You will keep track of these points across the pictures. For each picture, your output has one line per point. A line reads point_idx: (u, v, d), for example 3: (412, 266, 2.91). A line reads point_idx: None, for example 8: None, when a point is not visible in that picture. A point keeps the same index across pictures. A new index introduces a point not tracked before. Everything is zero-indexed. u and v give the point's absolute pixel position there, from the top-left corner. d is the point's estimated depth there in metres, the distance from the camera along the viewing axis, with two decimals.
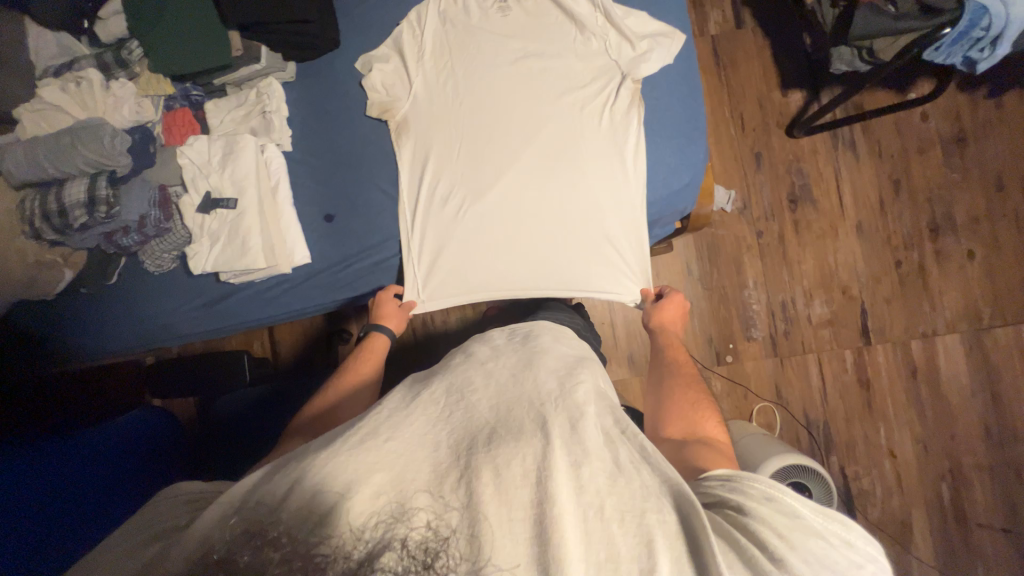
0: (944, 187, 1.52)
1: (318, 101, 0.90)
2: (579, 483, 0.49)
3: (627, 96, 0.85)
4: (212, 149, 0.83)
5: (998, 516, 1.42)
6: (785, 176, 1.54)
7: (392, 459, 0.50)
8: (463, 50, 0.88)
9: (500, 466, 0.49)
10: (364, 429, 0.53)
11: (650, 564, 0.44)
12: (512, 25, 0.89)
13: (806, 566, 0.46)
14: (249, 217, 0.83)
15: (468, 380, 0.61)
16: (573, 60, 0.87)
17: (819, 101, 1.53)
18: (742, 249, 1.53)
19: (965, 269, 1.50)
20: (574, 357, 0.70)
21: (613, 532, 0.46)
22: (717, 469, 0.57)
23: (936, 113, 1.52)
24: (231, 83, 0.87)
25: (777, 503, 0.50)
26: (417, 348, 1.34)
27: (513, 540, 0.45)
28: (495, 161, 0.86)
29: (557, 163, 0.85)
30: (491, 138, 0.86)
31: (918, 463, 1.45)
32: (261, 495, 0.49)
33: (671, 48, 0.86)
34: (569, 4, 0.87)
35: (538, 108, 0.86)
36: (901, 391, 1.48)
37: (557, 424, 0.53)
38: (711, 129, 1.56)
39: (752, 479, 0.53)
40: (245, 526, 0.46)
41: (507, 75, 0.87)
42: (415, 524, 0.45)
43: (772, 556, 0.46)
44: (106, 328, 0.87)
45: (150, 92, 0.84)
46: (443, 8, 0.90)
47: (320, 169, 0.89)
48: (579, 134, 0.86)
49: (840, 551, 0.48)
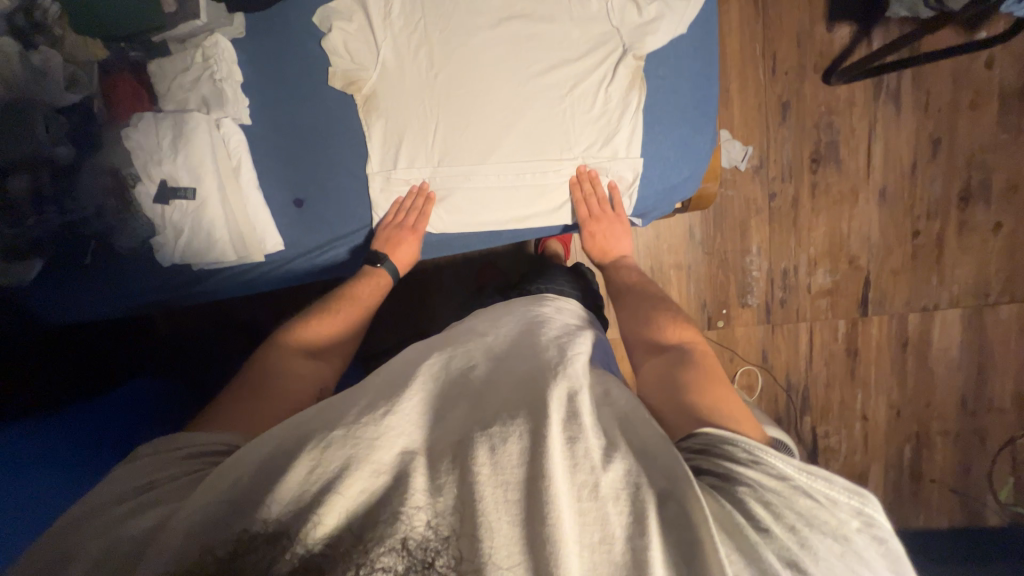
0: (989, 150, 1.37)
1: (275, 68, 0.80)
2: (574, 460, 0.45)
3: (626, 75, 0.81)
4: (160, 130, 0.76)
5: (952, 476, 1.50)
6: (812, 131, 1.38)
7: (391, 436, 0.47)
8: (438, 8, 0.80)
9: (495, 446, 0.46)
10: (362, 405, 0.50)
11: (644, 543, 0.41)
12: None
13: (791, 535, 0.43)
14: (212, 208, 0.79)
15: (467, 357, 0.60)
16: (569, 26, 0.81)
17: (868, 40, 1.33)
18: (751, 212, 1.42)
19: (987, 242, 1.41)
20: (575, 327, 0.70)
21: (607, 511, 0.43)
22: (702, 427, 0.53)
23: (1004, 59, 1.33)
24: (173, 40, 0.77)
25: (761, 464, 0.47)
26: (400, 311, 1.32)
27: (511, 523, 0.42)
28: (472, 137, 0.82)
29: (548, 142, 0.83)
30: (470, 112, 0.81)
31: (887, 426, 1.50)
32: (244, 477, 0.46)
33: (684, 14, 0.81)
34: None
35: (528, 81, 0.81)
36: (887, 360, 1.48)
37: (556, 397, 0.50)
38: (737, 70, 1.35)
39: (736, 440, 0.50)
40: (230, 500, 0.45)
41: (489, 39, 0.80)
42: (415, 518, 0.43)
43: (757, 526, 0.43)
44: (80, 307, 0.85)
45: (79, 60, 0.73)
46: None
47: (283, 148, 0.83)
48: (572, 113, 0.83)
49: (829, 509, 0.44)
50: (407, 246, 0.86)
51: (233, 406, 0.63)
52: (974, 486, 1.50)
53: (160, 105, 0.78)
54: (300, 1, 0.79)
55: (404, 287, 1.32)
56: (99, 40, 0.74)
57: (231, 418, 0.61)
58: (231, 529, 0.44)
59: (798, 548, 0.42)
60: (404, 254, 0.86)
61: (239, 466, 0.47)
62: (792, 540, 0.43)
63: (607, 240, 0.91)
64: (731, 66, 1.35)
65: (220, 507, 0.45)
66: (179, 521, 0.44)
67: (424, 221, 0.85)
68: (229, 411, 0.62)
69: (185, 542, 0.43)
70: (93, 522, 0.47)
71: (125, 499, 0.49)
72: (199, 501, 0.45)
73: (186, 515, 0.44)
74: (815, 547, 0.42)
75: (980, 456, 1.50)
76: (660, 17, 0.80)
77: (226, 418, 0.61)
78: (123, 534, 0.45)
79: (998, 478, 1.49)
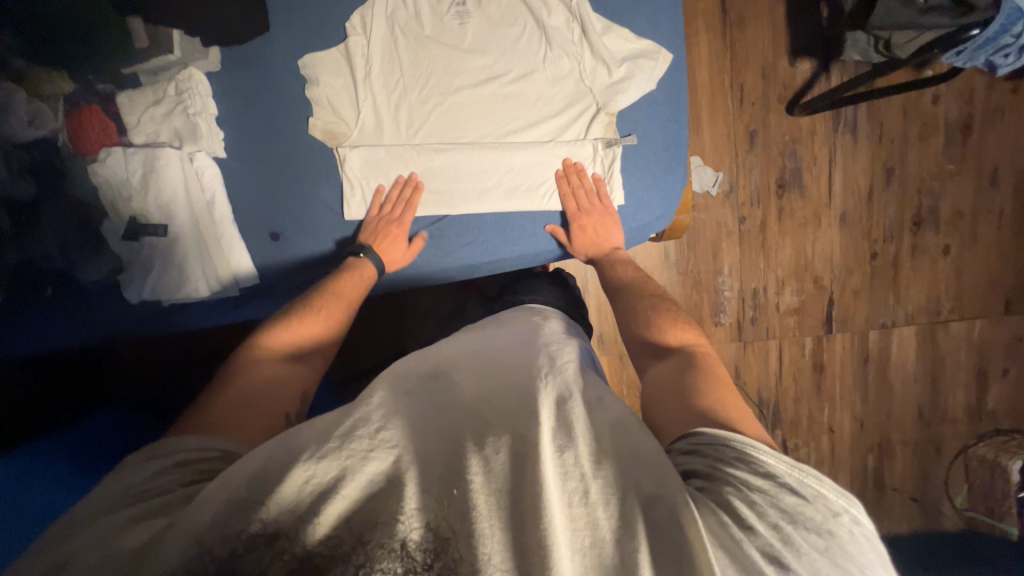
0: (937, 178, 1.47)
1: (259, 105, 0.84)
2: (563, 469, 0.45)
3: (600, 132, 0.90)
4: (130, 165, 0.77)
5: (911, 485, 1.58)
6: (778, 158, 1.45)
7: (384, 447, 0.46)
8: (415, 65, 0.87)
9: (488, 455, 0.46)
10: (355, 416, 0.49)
11: (633, 546, 0.41)
12: (473, 37, 0.88)
13: (774, 532, 0.42)
14: (185, 243, 0.81)
15: (461, 364, 0.62)
16: (544, 84, 0.89)
17: (827, 74, 1.41)
18: (722, 235, 1.48)
19: (937, 263, 1.51)
20: (564, 336, 0.74)
21: (598, 516, 0.43)
22: (701, 426, 0.53)
23: (949, 94, 1.43)
24: (144, 72, 0.78)
25: (748, 462, 0.47)
26: (379, 335, 1.30)
27: (503, 528, 0.42)
28: (450, 175, 0.89)
29: (522, 181, 0.90)
30: (452, 161, 0.89)
31: (852, 438, 1.57)
32: (236, 489, 0.45)
33: (654, 71, 0.88)
34: (542, 16, 0.87)
35: (503, 129, 0.89)
36: (851, 374, 1.55)
37: (546, 404, 0.51)
38: (707, 100, 1.41)
39: (726, 436, 0.50)
40: (225, 505, 0.44)
41: (464, 89, 0.88)
42: (410, 522, 0.43)
43: (741, 522, 0.43)
44: (47, 338, 0.82)
45: (42, 93, 0.72)
46: (391, 11, 0.86)
47: (258, 183, 0.86)
48: (550, 161, 0.90)
49: (815, 503, 0.44)
50: (393, 239, 0.86)
51: (224, 408, 0.60)
52: (931, 493, 1.58)
53: (129, 137, 0.78)
54: (277, 35, 0.84)
55: (385, 309, 1.30)
56: (64, 72, 0.74)
57: (233, 416, 0.59)
58: (229, 529, 0.43)
59: (780, 545, 0.41)
60: (391, 248, 0.86)
61: (228, 483, 0.45)
62: (776, 538, 0.42)
63: (598, 232, 0.90)
64: (701, 96, 1.41)
65: (224, 513, 0.43)
66: (175, 542, 0.42)
67: (410, 214, 0.87)
68: (223, 414, 0.59)
69: (182, 550, 0.42)
70: (88, 532, 0.44)
71: (123, 507, 0.46)
72: (199, 512, 0.44)
73: (186, 526, 0.43)
74: (799, 546, 0.41)
75: (936, 464, 1.58)
76: (631, 76, 0.88)
77: (221, 420, 0.58)
78: (118, 547, 0.42)
79: (952, 485, 1.58)
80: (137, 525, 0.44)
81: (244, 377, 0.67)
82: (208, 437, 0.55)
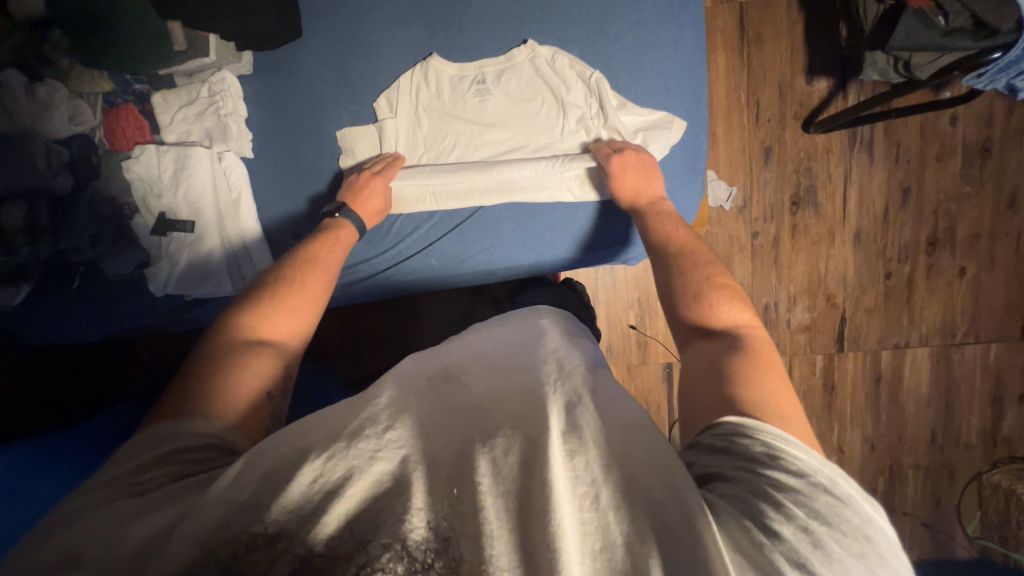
0: (953, 200, 1.46)
1: (288, 114, 0.89)
2: (573, 472, 0.45)
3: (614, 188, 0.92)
4: (163, 163, 0.83)
5: (922, 511, 1.55)
6: (793, 175, 1.45)
7: (393, 446, 0.47)
8: (438, 141, 0.93)
9: (498, 455, 0.46)
10: (364, 415, 0.51)
11: (644, 551, 0.41)
12: (494, 111, 0.92)
13: (803, 536, 0.41)
14: (208, 240, 0.86)
15: (465, 367, 0.62)
16: (562, 151, 0.93)
17: (844, 93, 1.41)
18: (734, 249, 1.48)
19: (953, 285, 1.49)
20: (571, 338, 0.74)
21: (609, 520, 0.43)
22: (727, 415, 0.51)
23: (967, 116, 1.43)
24: (179, 73, 0.83)
25: (780, 458, 0.46)
26: (390, 336, 1.31)
27: (511, 530, 0.42)
28: (474, 229, 0.94)
29: (539, 232, 0.94)
30: (474, 219, 0.93)
31: (862, 459, 1.55)
32: (246, 491, 0.45)
33: (667, 139, 0.91)
34: (561, 92, 0.91)
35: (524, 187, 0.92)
36: (862, 394, 1.53)
37: (555, 407, 0.51)
38: (723, 116, 1.43)
39: (758, 428, 0.49)
40: (235, 509, 0.44)
41: (485, 158, 0.92)
42: (415, 521, 0.43)
43: (766, 529, 0.42)
44: (76, 328, 0.88)
45: (83, 91, 0.79)
46: (415, 89, 0.90)
47: (284, 186, 0.91)
48: (569, 226, 0.95)
49: (849, 505, 0.43)
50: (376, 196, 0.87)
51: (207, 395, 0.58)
52: (943, 520, 1.55)
53: (160, 135, 0.86)
54: (308, 43, 0.88)
55: (397, 312, 1.31)
56: (105, 74, 0.80)
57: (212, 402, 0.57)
58: (232, 531, 0.43)
59: (810, 550, 0.40)
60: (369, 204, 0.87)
61: (238, 481, 0.46)
62: (806, 543, 0.41)
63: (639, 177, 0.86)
64: (717, 112, 1.43)
65: (230, 517, 0.43)
66: (181, 540, 0.42)
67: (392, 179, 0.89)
68: (207, 396, 0.58)
69: (191, 550, 0.42)
70: (83, 524, 0.44)
71: (120, 496, 0.47)
72: (213, 508, 0.44)
73: (186, 534, 0.43)
74: (828, 550, 0.40)
75: (948, 490, 1.55)
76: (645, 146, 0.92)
77: (214, 403, 0.57)
78: (119, 540, 0.43)
79: (965, 512, 1.54)
80: (140, 518, 0.44)
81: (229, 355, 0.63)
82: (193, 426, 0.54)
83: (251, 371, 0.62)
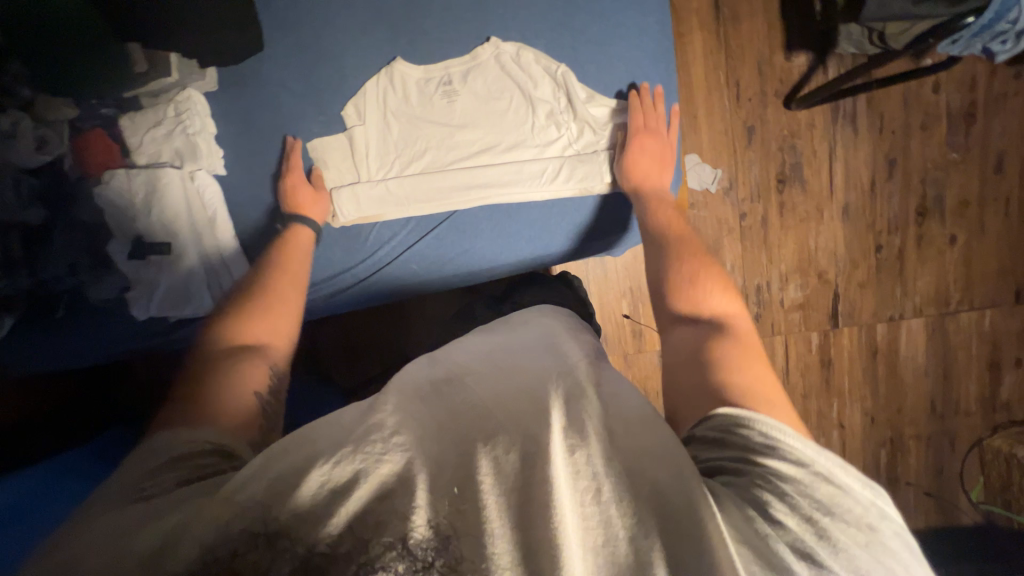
0: (940, 168, 1.45)
1: (257, 128, 0.89)
2: (575, 469, 0.45)
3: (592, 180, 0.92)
4: (134, 185, 0.83)
5: (926, 480, 1.55)
6: (777, 153, 1.44)
7: (395, 449, 0.46)
8: (408, 145, 0.91)
9: (500, 455, 0.46)
10: (373, 421, 0.49)
11: (647, 544, 0.41)
12: (463, 112, 0.91)
13: (807, 524, 0.42)
14: (188, 260, 0.86)
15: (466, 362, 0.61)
16: (534, 148, 0.92)
17: (823, 67, 1.40)
18: (722, 232, 1.46)
19: (944, 253, 1.49)
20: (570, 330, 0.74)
21: (611, 513, 0.43)
22: (719, 407, 0.52)
23: (949, 83, 1.42)
24: (146, 93, 0.84)
25: (776, 449, 0.47)
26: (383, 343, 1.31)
27: (510, 529, 0.42)
28: (449, 229, 0.93)
29: (515, 228, 0.94)
30: (449, 220, 0.93)
31: (862, 432, 1.55)
32: (253, 491, 0.44)
33: None
34: (529, 88, 0.90)
35: (495, 185, 0.91)
36: (860, 368, 1.53)
37: (559, 398, 0.51)
38: (703, 98, 1.41)
39: (752, 419, 0.50)
40: (247, 523, 0.43)
41: (456, 160, 0.91)
42: (416, 520, 0.43)
43: (769, 516, 0.43)
44: (62, 358, 0.88)
45: (49, 117, 0.79)
46: (382, 95, 0.90)
47: (258, 202, 0.90)
48: (545, 221, 0.94)
49: (848, 496, 0.44)
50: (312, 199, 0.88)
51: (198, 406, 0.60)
52: (947, 489, 1.55)
53: (131, 158, 0.85)
54: (272, 55, 0.87)
55: (389, 318, 1.30)
56: (71, 100, 0.80)
57: (203, 411, 0.60)
58: (234, 526, 0.43)
59: (815, 540, 0.41)
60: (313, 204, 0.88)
61: (253, 476, 0.46)
62: (808, 531, 0.42)
63: (653, 165, 0.89)
64: (697, 94, 1.41)
65: (232, 519, 0.43)
66: (192, 543, 0.42)
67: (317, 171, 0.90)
68: (198, 406, 0.60)
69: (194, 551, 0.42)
70: (96, 532, 0.45)
71: (126, 505, 0.47)
72: (208, 521, 0.43)
73: (193, 534, 0.42)
74: (832, 539, 0.42)
75: (951, 458, 1.55)
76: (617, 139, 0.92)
77: (207, 411, 0.59)
78: (126, 549, 0.42)
79: (969, 478, 1.54)
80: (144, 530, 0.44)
81: (221, 369, 0.67)
82: (191, 433, 0.55)
83: (240, 380, 0.66)
